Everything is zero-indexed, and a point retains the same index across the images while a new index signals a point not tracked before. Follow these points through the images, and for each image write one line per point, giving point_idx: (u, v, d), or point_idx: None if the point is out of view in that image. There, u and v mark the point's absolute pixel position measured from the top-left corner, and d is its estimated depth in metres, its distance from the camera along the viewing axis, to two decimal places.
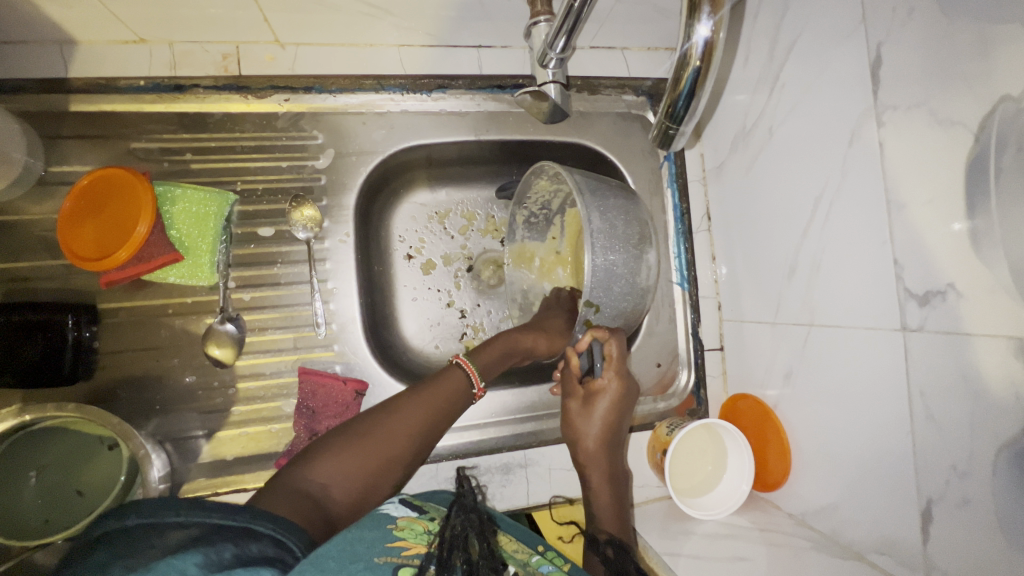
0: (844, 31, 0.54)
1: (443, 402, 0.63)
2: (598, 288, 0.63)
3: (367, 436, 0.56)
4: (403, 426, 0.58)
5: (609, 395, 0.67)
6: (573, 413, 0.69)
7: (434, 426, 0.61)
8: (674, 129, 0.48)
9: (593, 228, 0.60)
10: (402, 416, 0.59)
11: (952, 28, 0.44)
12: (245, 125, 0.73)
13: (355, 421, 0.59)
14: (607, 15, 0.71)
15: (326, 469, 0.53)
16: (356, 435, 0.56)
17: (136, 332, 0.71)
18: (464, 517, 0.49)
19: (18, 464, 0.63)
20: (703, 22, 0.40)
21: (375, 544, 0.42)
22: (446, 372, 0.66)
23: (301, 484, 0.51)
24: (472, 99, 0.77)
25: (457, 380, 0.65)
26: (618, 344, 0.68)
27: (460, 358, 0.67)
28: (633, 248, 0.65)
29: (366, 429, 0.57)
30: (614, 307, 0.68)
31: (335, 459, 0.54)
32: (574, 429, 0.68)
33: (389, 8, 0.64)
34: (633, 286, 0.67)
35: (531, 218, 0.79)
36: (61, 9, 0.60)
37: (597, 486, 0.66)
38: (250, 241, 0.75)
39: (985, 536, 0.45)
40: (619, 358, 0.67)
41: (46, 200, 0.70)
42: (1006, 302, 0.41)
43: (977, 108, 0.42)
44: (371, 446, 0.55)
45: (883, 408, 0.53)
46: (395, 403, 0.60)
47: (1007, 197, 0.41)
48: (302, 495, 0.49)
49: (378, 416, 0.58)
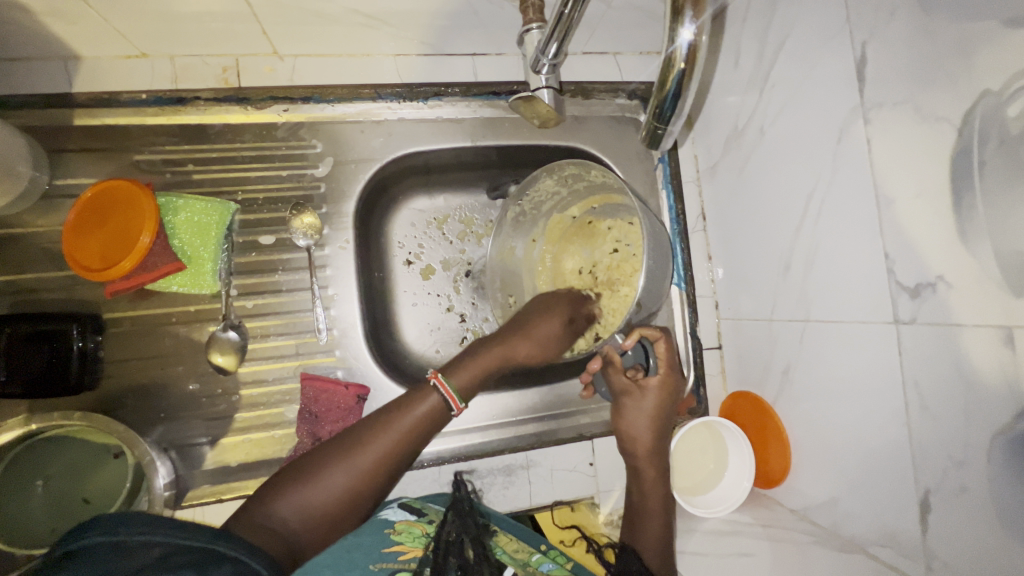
0: (830, 31, 0.55)
1: (416, 428, 0.56)
2: (647, 288, 0.67)
3: (338, 462, 0.51)
4: (372, 455, 0.52)
5: (661, 395, 0.69)
6: (624, 409, 0.69)
7: (412, 449, 0.55)
8: (663, 129, 0.49)
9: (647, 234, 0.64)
10: (370, 444, 0.53)
11: (933, 26, 0.45)
12: (246, 135, 0.75)
13: (331, 442, 0.54)
14: (599, 21, 0.73)
15: (293, 499, 0.48)
16: (317, 467, 0.51)
17: (141, 341, 0.72)
18: (458, 525, 0.52)
19: (24, 473, 0.64)
20: (686, 26, 0.41)
21: None
22: (421, 393, 0.58)
23: (260, 521, 0.47)
24: (469, 106, 0.79)
25: (437, 400, 0.57)
26: (667, 345, 0.70)
27: (437, 376, 0.58)
28: (664, 252, 0.70)
29: (329, 460, 0.51)
30: (649, 307, 0.71)
31: (294, 494, 0.49)
32: (626, 428, 0.69)
33: (384, 18, 0.66)
34: (661, 289, 0.72)
35: (520, 216, 0.80)
36: (63, 27, 0.61)
37: (651, 489, 0.67)
38: (251, 249, 0.76)
39: (983, 523, 0.45)
40: (670, 358, 0.70)
41: (51, 212, 0.71)
42: (995, 292, 0.42)
43: (959, 103, 0.43)
44: (334, 480, 0.50)
45: (881, 400, 0.54)
46: (362, 428, 0.54)
47: (991, 188, 0.42)
48: (260, 536, 0.45)
49: (348, 445, 0.52)
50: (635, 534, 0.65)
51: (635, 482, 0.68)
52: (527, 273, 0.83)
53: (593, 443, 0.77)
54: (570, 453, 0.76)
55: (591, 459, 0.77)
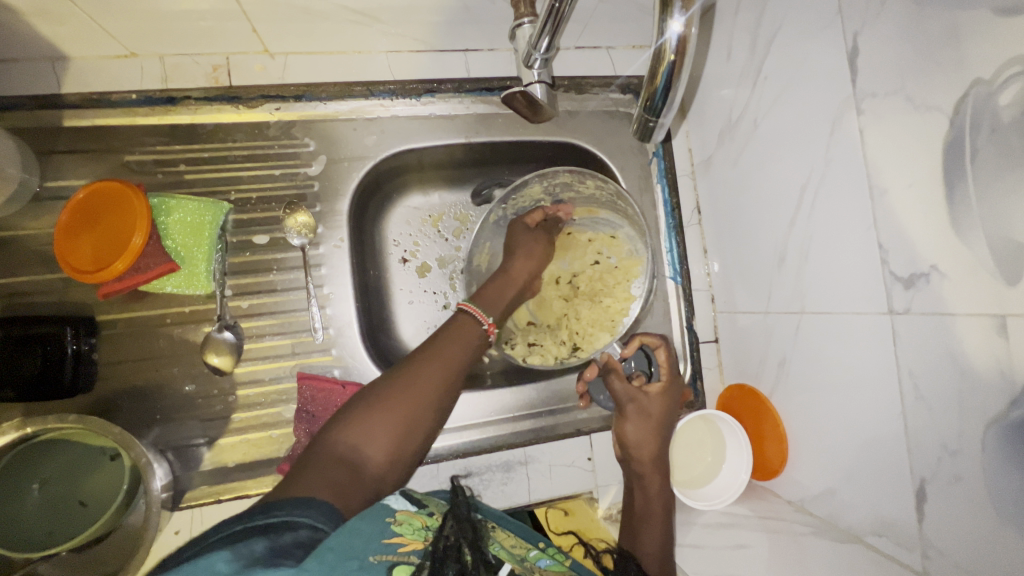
0: (821, 22, 0.55)
1: (459, 355, 0.62)
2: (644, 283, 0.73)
3: (393, 394, 0.56)
4: (427, 381, 0.58)
5: (664, 399, 0.71)
6: (630, 415, 0.70)
7: (457, 379, 0.60)
8: (653, 122, 0.49)
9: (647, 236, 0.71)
10: (422, 370, 0.58)
11: (925, 16, 0.45)
12: (238, 134, 0.74)
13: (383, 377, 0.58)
14: (591, 15, 0.72)
15: (357, 431, 0.52)
16: (377, 395, 0.55)
17: (136, 342, 0.72)
18: (457, 528, 0.48)
19: (20, 477, 0.63)
20: (676, 18, 0.41)
21: (372, 539, 0.42)
22: (457, 321, 0.65)
23: (334, 448, 0.51)
24: (461, 103, 0.79)
25: (471, 330, 0.64)
26: (666, 353, 0.74)
27: (464, 304, 0.66)
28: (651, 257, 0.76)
29: (387, 389, 0.56)
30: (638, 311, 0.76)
31: (361, 422, 0.53)
32: (636, 433, 0.69)
33: (375, 14, 0.65)
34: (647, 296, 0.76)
35: (501, 219, 0.81)
36: (51, 27, 0.61)
37: (655, 491, 0.67)
38: (245, 249, 0.76)
39: (978, 510, 0.45)
40: (670, 365, 0.74)
41: (43, 215, 0.71)
42: (988, 281, 0.42)
43: (951, 92, 0.43)
44: (398, 404, 0.55)
45: (877, 390, 0.54)
46: (411, 360, 0.60)
47: (984, 177, 0.42)
48: (339, 460, 0.49)
49: (402, 372, 0.58)
50: (634, 536, 0.64)
51: (638, 484, 0.68)
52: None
53: (591, 438, 0.77)
54: (567, 449, 0.77)
55: (589, 455, 0.77)
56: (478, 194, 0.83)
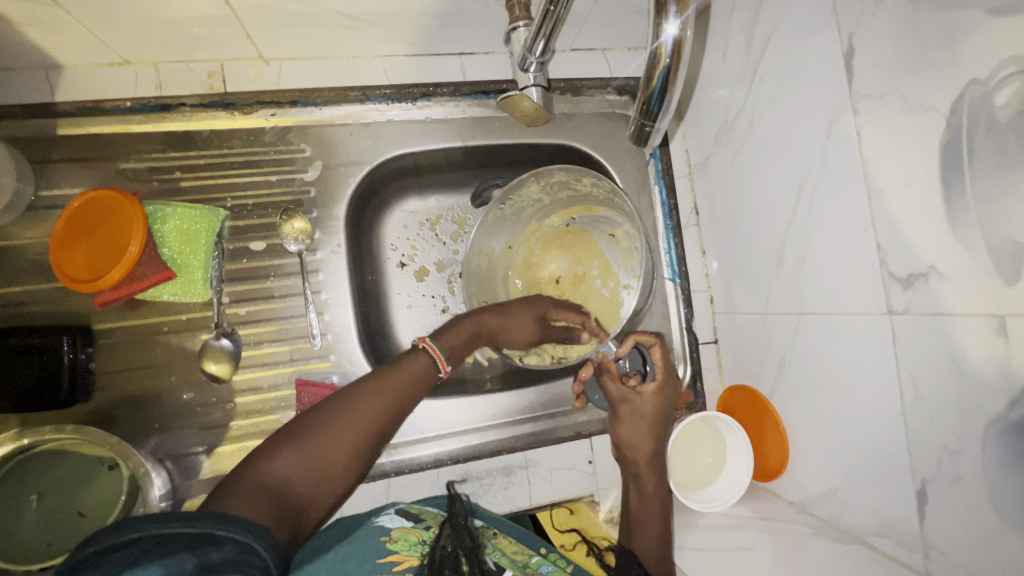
0: (816, 23, 0.55)
1: (406, 388, 0.59)
2: None
3: (334, 422, 0.52)
4: (373, 410, 0.55)
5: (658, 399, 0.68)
6: (623, 416, 0.68)
7: (404, 408, 0.58)
8: (650, 126, 0.49)
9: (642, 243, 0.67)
10: (365, 401, 0.55)
11: (919, 17, 0.45)
12: (233, 141, 0.74)
13: (323, 404, 0.54)
14: (586, 17, 0.72)
15: (290, 461, 0.48)
16: (314, 425, 0.52)
17: (133, 351, 0.71)
18: (455, 538, 0.49)
19: (18, 488, 0.63)
20: (670, 22, 0.41)
21: (365, 560, 0.43)
22: (410, 356, 0.62)
23: (260, 479, 0.47)
24: (458, 106, 0.78)
25: (424, 363, 0.62)
26: (663, 350, 0.70)
27: (425, 341, 0.63)
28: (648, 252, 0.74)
29: (325, 420, 0.52)
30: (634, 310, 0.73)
31: (294, 452, 0.49)
32: (627, 435, 0.68)
33: (369, 19, 0.65)
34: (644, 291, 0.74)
35: (501, 215, 0.79)
36: (43, 35, 0.60)
37: (652, 492, 0.66)
38: (242, 255, 0.75)
39: (979, 511, 0.45)
40: (666, 362, 0.70)
41: (38, 224, 0.71)
42: (985, 281, 0.42)
43: (946, 93, 0.43)
44: (333, 437, 0.51)
45: (876, 391, 0.54)
46: (356, 388, 0.56)
47: (980, 178, 0.42)
48: (260, 494, 0.45)
49: (343, 403, 0.54)
50: (633, 538, 0.63)
51: (635, 485, 0.67)
52: (501, 276, 0.83)
53: (592, 440, 0.77)
54: (568, 452, 0.76)
55: (590, 458, 0.77)
56: (479, 197, 0.83)
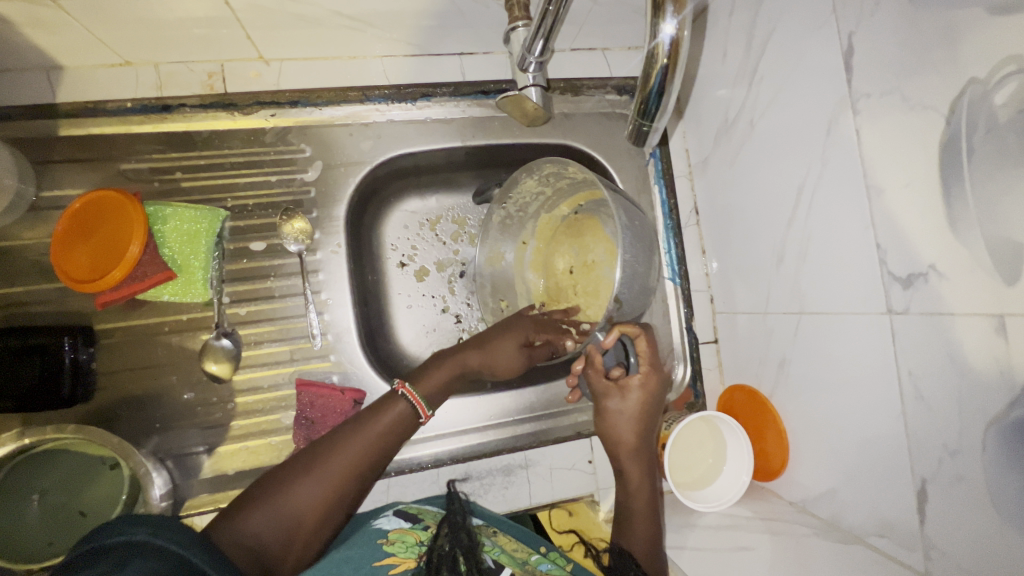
0: (816, 22, 0.55)
1: (384, 434, 0.58)
2: (624, 286, 0.64)
3: (313, 472, 0.53)
4: (350, 460, 0.55)
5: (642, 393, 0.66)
6: (609, 412, 0.66)
7: (383, 454, 0.58)
8: (648, 126, 0.49)
9: (620, 225, 0.62)
10: (342, 453, 0.55)
11: (918, 15, 0.45)
12: (233, 141, 0.74)
13: (303, 454, 0.55)
14: (585, 17, 0.72)
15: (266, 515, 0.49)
16: (289, 479, 0.52)
17: (134, 351, 0.72)
18: (453, 538, 0.49)
19: (19, 487, 0.64)
20: (668, 21, 0.41)
21: (362, 564, 0.44)
22: (389, 402, 0.60)
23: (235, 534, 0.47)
24: (457, 106, 0.78)
25: (403, 409, 0.60)
26: (648, 341, 0.66)
27: (404, 387, 0.61)
28: (647, 246, 0.68)
29: (300, 472, 0.53)
30: (633, 306, 0.68)
31: (268, 506, 0.50)
32: (612, 431, 0.66)
33: (368, 19, 0.65)
34: (646, 284, 0.69)
35: (506, 219, 0.80)
36: (45, 37, 0.61)
37: (637, 485, 0.65)
38: (242, 256, 0.75)
39: (979, 511, 0.45)
40: (651, 354, 0.66)
41: (39, 224, 0.71)
42: (986, 280, 0.42)
43: (945, 92, 0.43)
44: (307, 492, 0.51)
45: (877, 391, 0.54)
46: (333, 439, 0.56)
47: (979, 177, 0.42)
48: (235, 553, 0.46)
49: (319, 454, 0.54)
50: (622, 534, 0.63)
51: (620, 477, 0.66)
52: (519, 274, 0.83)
53: (591, 440, 0.78)
54: (568, 452, 0.76)
55: (590, 457, 0.77)
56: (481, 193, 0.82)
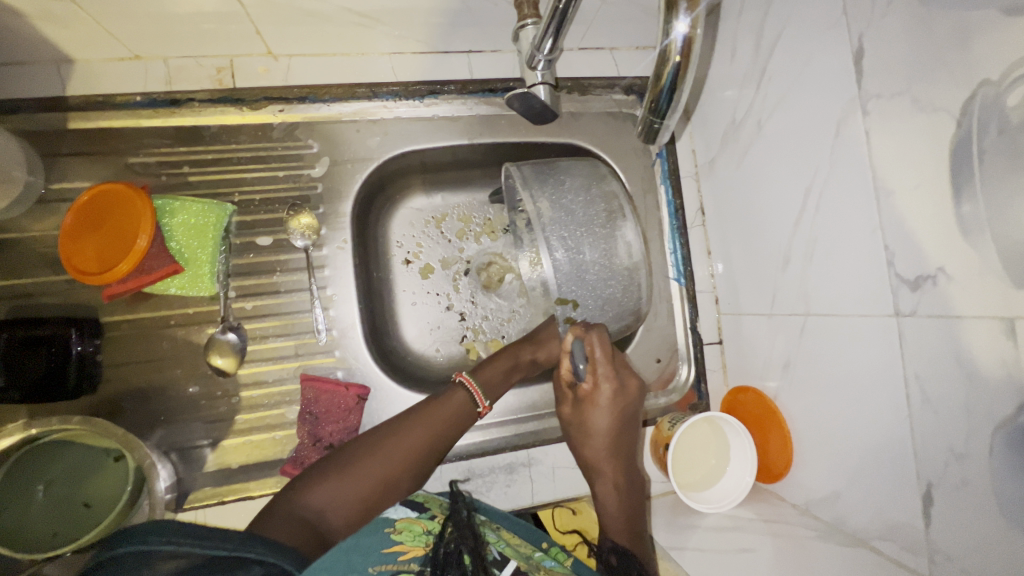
0: (826, 23, 0.55)
1: (446, 423, 0.64)
2: (566, 283, 0.63)
3: (372, 455, 0.59)
4: (405, 447, 0.60)
5: (598, 400, 0.68)
6: (573, 419, 0.70)
7: (438, 445, 0.62)
8: (658, 124, 0.49)
9: (544, 221, 0.62)
10: (400, 438, 0.61)
11: (931, 17, 0.45)
12: (241, 136, 0.74)
13: (366, 437, 0.61)
14: (594, 16, 0.72)
15: (323, 493, 0.55)
16: (353, 460, 0.58)
17: (140, 344, 0.72)
18: (459, 534, 0.49)
19: (27, 479, 0.64)
20: (681, 19, 0.41)
21: (370, 552, 0.44)
22: (450, 392, 0.67)
23: (300, 509, 0.53)
24: (465, 104, 0.78)
25: (461, 399, 0.66)
26: (599, 340, 0.65)
27: (462, 376, 0.68)
28: (599, 228, 0.63)
29: (363, 455, 0.59)
30: (595, 297, 0.65)
31: (333, 483, 0.56)
32: (578, 436, 0.70)
33: (378, 16, 0.66)
34: (611, 267, 0.64)
35: None
36: (56, 30, 0.61)
37: (604, 494, 0.67)
38: (248, 250, 0.76)
39: (985, 516, 0.45)
40: (604, 356, 0.66)
41: (48, 216, 0.71)
42: (995, 284, 0.42)
43: (958, 94, 0.43)
44: (368, 471, 0.57)
45: (884, 394, 0.53)
46: (394, 424, 0.62)
47: (991, 180, 0.42)
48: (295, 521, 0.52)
49: (382, 438, 0.60)
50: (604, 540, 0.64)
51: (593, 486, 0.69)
52: None
53: None
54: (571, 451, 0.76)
55: None
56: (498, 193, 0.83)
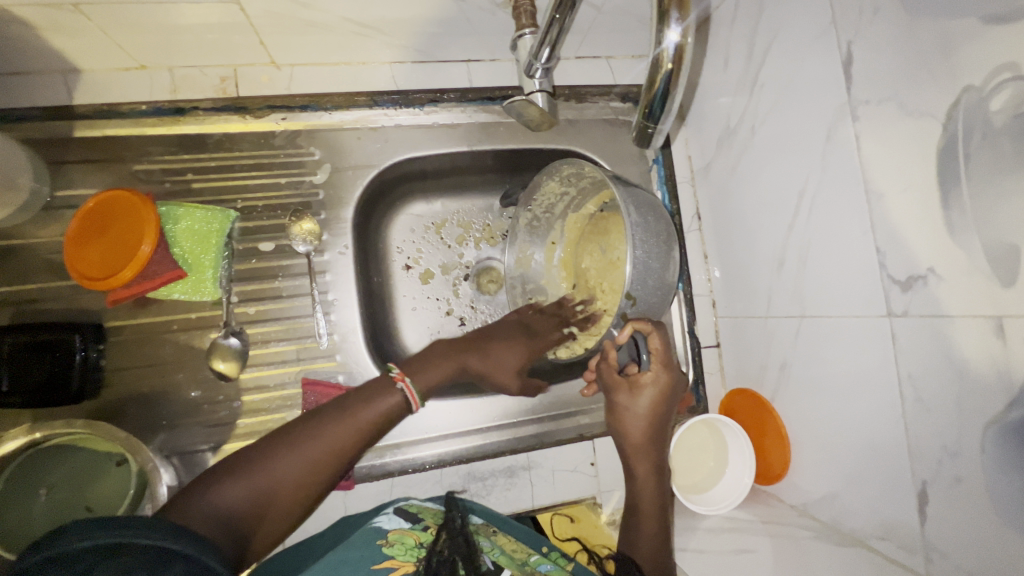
0: (815, 32, 0.57)
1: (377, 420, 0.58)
2: (635, 283, 0.61)
3: (293, 448, 0.52)
4: (327, 446, 0.54)
5: (655, 389, 0.65)
6: (619, 404, 0.66)
7: (363, 442, 0.56)
8: (652, 128, 0.50)
9: (631, 220, 0.60)
10: (322, 433, 0.54)
11: (916, 26, 0.46)
12: (244, 144, 0.75)
13: (291, 425, 0.55)
14: (590, 26, 0.74)
15: (229, 492, 0.49)
16: (264, 453, 0.52)
17: (143, 349, 0.73)
18: (452, 545, 0.49)
19: (27, 483, 0.64)
20: (673, 28, 0.42)
21: (360, 566, 0.44)
22: (389, 390, 0.60)
23: (208, 507, 0.47)
24: (464, 111, 0.80)
25: (396, 400, 0.59)
26: (662, 338, 0.65)
27: (403, 382, 0.61)
28: (663, 243, 0.64)
29: (279, 450, 0.52)
30: (647, 304, 0.65)
31: (238, 481, 0.49)
32: (620, 421, 0.66)
33: (379, 26, 0.67)
34: (663, 281, 0.65)
35: (533, 223, 0.82)
36: (65, 41, 0.62)
37: (643, 478, 0.65)
38: (251, 256, 0.77)
39: (977, 511, 0.46)
40: (665, 352, 0.65)
41: (53, 223, 0.72)
42: (983, 283, 0.43)
43: (943, 99, 0.44)
44: (281, 469, 0.51)
45: (879, 394, 0.54)
46: (316, 418, 0.55)
47: (977, 182, 0.43)
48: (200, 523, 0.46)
49: (302, 432, 0.54)
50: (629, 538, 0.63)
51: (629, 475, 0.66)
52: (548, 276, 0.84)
53: (593, 443, 0.78)
54: (570, 454, 0.77)
55: (592, 460, 0.77)
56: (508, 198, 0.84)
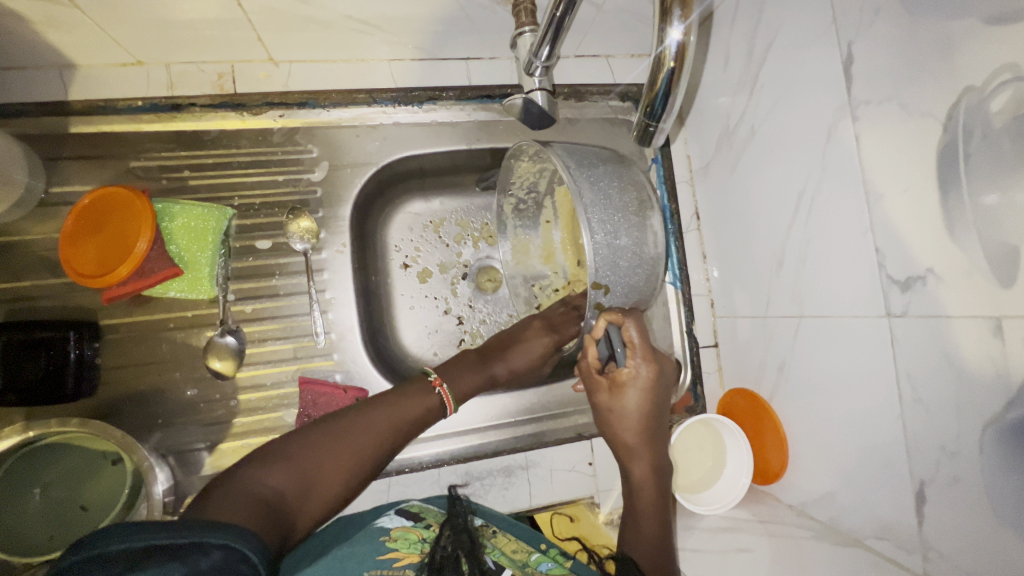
0: (815, 32, 0.57)
1: (416, 417, 0.60)
2: (602, 267, 0.59)
3: (340, 437, 0.53)
4: (372, 438, 0.55)
5: (639, 384, 0.63)
6: (604, 405, 0.64)
7: (400, 439, 0.58)
8: (653, 126, 0.50)
9: (585, 201, 0.58)
10: (367, 423, 0.56)
11: (917, 25, 0.46)
12: (241, 141, 0.75)
13: (331, 418, 0.56)
14: (590, 24, 0.74)
15: (280, 473, 0.49)
16: (308, 441, 0.52)
17: (138, 347, 0.72)
18: (454, 539, 0.49)
19: (18, 484, 0.64)
20: (675, 26, 0.42)
21: (365, 559, 0.45)
22: (424, 391, 0.63)
23: (253, 487, 0.46)
24: (463, 110, 0.80)
25: (434, 400, 0.63)
26: (637, 327, 0.63)
27: (440, 386, 0.64)
28: (632, 215, 0.62)
29: (325, 438, 0.53)
30: (625, 284, 0.63)
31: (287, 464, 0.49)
32: (610, 422, 0.64)
33: (379, 23, 0.67)
34: (641, 256, 0.63)
35: (520, 206, 0.80)
36: (61, 36, 0.62)
37: (641, 477, 0.63)
38: (248, 253, 0.76)
39: (975, 511, 0.46)
40: (642, 342, 0.63)
41: (47, 220, 0.72)
42: (982, 284, 0.43)
43: (944, 99, 0.44)
44: (331, 456, 0.52)
45: (877, 393, 0.54)
46: (361, 410, 0.57)
47: (977, 183, 0.43)
48: (252, 499, 0.45)
49: (346, 424, 0.55)
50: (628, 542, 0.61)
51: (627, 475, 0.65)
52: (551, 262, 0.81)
53: (592, 442, 0.78)
54: (568, 454, 0.77)
55: (590, 459, 0.77)
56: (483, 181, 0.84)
